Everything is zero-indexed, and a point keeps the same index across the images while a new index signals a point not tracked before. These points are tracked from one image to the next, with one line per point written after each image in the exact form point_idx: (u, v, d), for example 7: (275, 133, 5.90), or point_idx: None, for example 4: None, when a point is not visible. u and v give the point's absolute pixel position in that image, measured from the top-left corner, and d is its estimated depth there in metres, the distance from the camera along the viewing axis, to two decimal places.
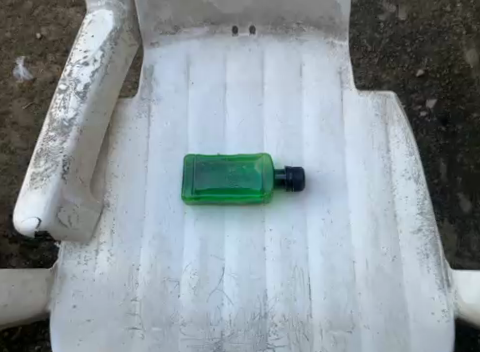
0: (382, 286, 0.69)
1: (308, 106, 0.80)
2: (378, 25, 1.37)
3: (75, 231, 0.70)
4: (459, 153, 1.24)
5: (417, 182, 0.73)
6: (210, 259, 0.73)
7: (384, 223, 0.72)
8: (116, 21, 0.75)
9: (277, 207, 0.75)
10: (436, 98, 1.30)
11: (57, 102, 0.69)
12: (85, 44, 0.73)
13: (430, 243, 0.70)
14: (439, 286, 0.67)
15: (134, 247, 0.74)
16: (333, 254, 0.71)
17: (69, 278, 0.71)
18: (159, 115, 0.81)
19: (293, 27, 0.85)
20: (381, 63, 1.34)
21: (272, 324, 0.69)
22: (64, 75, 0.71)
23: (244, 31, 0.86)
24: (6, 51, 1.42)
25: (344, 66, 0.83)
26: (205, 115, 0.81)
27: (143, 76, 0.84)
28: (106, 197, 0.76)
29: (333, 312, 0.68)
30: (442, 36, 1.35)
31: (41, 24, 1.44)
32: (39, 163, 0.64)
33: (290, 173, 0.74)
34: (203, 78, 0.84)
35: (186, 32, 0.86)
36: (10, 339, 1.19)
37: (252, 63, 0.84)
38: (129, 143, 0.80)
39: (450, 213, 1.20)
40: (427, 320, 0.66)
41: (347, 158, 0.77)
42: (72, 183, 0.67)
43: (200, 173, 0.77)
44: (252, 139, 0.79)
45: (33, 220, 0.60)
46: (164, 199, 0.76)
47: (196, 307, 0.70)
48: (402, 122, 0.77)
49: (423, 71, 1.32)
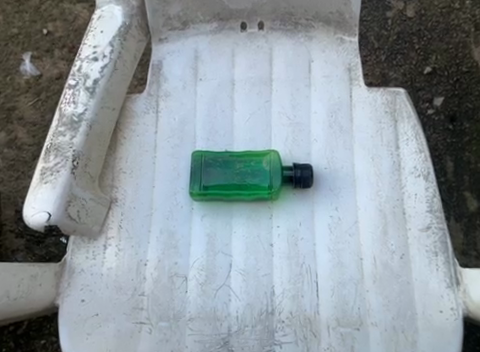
0: (390, 284, 0.68)
1: (316, 103, 0.80)
2: (386, 22, 1.37)
3: (84, 226, 0.70)
4: (466, 152, 1.24)
5: (426, 180, 0.73)
6: (217, 255, 0.73)
7: (393, 221, 0.72)
8: (125, 17, 0.75)
9: (285, 204, 0.75)
10: (443, 95, 1.29)
11: (66, 97, 0.69)
12: (94, 39, 0.73)
13: (439, 241, 0.70)
14: (449, 285, 0.67)
15: (141, 243, 0.74)
16: (341, 251, 0.71)
17: (78, 272, 0.72)
18: (167, 111, 0.81)
19: (302, 23, 0.85)
20: (388, 60, 1.33)
21: (279, 321, 0.69)
22: (74, 70, 0.71)
23: (253, 28, 0.86)
24: (13, 46, 1.42)
25: (353, 63, 0.83)
26: (213, 111, 0.81)
27: (152, 72, 0.84)
28: (114, 192, 0.76)
29: (340, 309, 0.68)
30: (450, 33, 1.34)
31: (48, 20, 1.44)
32: (48, 158, 0.64)
33: (298, 170, 0.74)
34: (211, 74, 0.83)
35: (194, 28, 0.86)
36: (15, 333, 1.20)
37: (260, 60, 0.84)
38: (136, 139, 0.80)
39: (457, 211, 1.20)
40: (435, 318, 0.66)
41: (355, 156, 0.76)
42: (81, 178, 0.67)
43: (208, 169, 0.77)
44: (260, 135, 0.79)
45: (43, 215, 0.60)
46: (172, 195, 0.76)
47: (203, 303, 0.70)
48: (411, 119, 0.77)
49: (431, 68, 1.31)
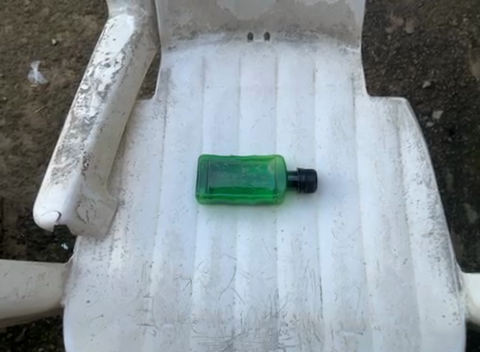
0: (393, 288, 0.70)
1: (321, 110, 0.82)
2: (386, 38, 1.40)
3: (92, 227, 0.71)
4: (465, 164, 1.26)
5: (428, 186, 0.75)
6: (222, 258, 0.74)
7: (395, 226, 0.73)
8: (137, 26, 0.78)
9: (289, 209, 0.77)
10: (442, 109, 1.32)
11: (78, 101, 0.71)
12: (107, 47, 0.75)
13: (441, 246, 0.71)
14: (451, 289, 0.68)
15: (147, 245, 0.75)
16: (343, 255, 0.73)
17: (84, 273, 0.72)
18: (174, 116, 0.83)
19: (307, 34, 0.87)
20: (388, 74, 1.36)
21: (283, 323, 0.70)
22: (86, 76, 0.73)
23: (259, 38, 0.89)
24: (21, 55, 1.44)
25: (356, 73, 0.85)
26: (219, 117, 0.83)
27: (160, 79, 0.86)
28: (122, 195, 0.78)
29: (343, 312, 0.69)
30: (449, 49, 1.37)
31: (57, 30, 1.47)
32: (60, 159, 0.66)
33: (302, 175, 0.76)
34: (218, 81, 0.86)
35: (202, 37, 0.89)
36: (14, 340, 1.19)
37: (266, 69, 0.86)
38: (144, 144, 0.81)
39: (456, 223, 1.21)
40: (438, 322, 0.67)
41: (358, 161, 0.78)
42: (90, 180, 0.69)
43: (214, 172, 0.78)
44: (264, 141, 0.81)
45: (53, 214, 0.61)
46: (178, 198, 0.78)
47: (207, 305, 0.71)
48: (413, 127, 0.79)
49: (430, 83, 1.34)
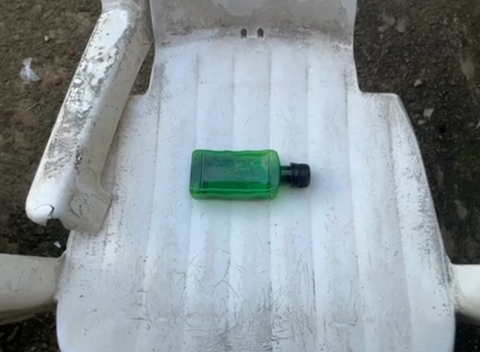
0: (384, 280, 0.70)
1: (313, 106, 0.83)
2: (378, 37, 1.42)
3: (85, 221, 0.71)
4: (455, 162, 1.27)
5: (419, 180, 0.75)
6: (215, 252, 0.74)
7: (387, 219, 0.74)
8: (130, 21, 0.78)
9: (283, 203, 0.77)
10: (433, 107, 1.33)
11: (71, 96, 0.71)
12: (100, 41, 0.75)
13: (431, 239, 0.72)
14: (440, 281, 0.69)
15: (141, 239, 0.75)
16: (336, 248, 0.73)
17: (77, 268, 0.72)
18: (168, 112, 0.83)
19: (300, 30, 0.88)
20: (380, 73, 1.38)
21: (276, 316, 0.70)
22: (79, 70, 0.73)
23: (253, 34, 0.89)
24: (14, 52, 1.44)
25: (349, 69, 0.86)
26: (213, 112, 0.83)
27: (154, 74, 0.86)
28: (115, 189, 0.78)
29: (336, 305, 0.70)
30: (440, 48, 1.39)
31: (49, 27, 1.46)
32: (53, 153, 0.66)
33: (295, 169, 0.76)
34: (212, 77, 0.86)
35: (196, 33, 0.89)
36: (5, 339, 1.19)
37: (259, 64, 0.87)
38: (138, 139, 0.81)
39: (447, 220, 1.23)
40: (428, 314, 0.67)
41: (350, 156, 0.79)
42: (84, 174, 0.69)
43: (208, 167, 0.79)
44: (258, 137, 0.82)
45: (47, 208, 0.61)
46: (171, 193, 0.78)
47: (201, 299, 0.71)
48: (404, 122, 0.80)
49: (421, 81, 1.36)
